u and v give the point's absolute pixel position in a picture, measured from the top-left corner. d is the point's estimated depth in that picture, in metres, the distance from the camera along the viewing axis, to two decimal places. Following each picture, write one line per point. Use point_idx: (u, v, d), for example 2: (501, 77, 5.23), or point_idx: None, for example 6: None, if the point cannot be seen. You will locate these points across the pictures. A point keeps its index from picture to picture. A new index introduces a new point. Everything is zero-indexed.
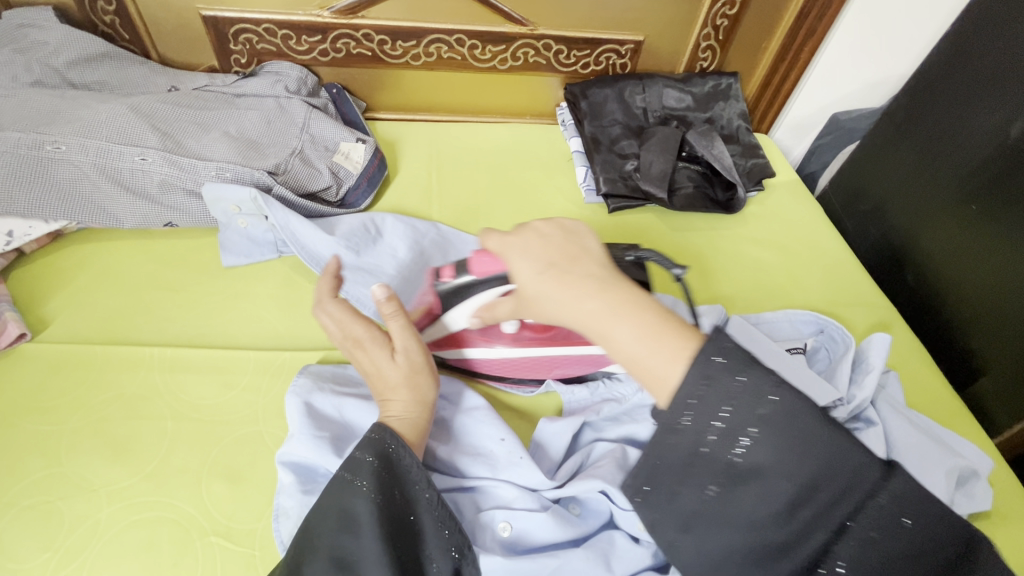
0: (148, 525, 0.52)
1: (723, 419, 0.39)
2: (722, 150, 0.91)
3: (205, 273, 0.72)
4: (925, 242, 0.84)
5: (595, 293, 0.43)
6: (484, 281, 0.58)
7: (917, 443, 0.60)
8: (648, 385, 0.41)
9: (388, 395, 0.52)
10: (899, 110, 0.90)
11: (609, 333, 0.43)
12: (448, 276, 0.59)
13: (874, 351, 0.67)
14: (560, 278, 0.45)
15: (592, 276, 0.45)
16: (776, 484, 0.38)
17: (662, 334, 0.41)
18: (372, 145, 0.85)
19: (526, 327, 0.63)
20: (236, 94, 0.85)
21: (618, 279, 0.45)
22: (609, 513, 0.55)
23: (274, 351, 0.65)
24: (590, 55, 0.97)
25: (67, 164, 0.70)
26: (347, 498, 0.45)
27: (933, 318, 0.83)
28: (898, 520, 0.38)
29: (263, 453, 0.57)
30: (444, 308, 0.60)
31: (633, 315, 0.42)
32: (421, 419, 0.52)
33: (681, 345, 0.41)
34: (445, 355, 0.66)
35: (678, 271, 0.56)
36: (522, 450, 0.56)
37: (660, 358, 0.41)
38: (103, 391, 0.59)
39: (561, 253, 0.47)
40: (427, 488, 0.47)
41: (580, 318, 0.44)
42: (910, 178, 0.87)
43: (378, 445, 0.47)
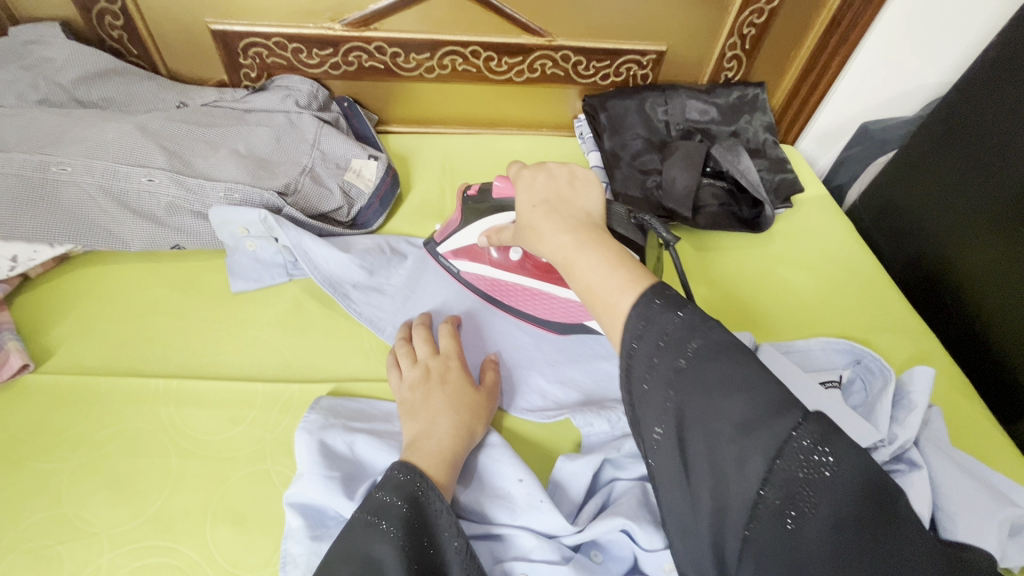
0: (148, 573, 0.49)
1: (658, 357, 0.39)
2: (749, 165, 0.85)
3: (212, 298, 0.69)
4: (966, 264, 0.80)
5: (569, 229, 0.47)
6: (502, 203, 0.65)
7: (967, 490, 0.56)
8: (600, 311, 0.43)
9: (437, 416, 0.53)
10: (938, 123, 0.84)
11: (574, 263, 0.46)
12: (475, 191, 0.68)
13: (917, 385, 0.63)
14: (546, 213, 0.50)
15: (577, 217, 0.49)
16: (705, 420, 0.36)
17: (621, 266, 0.44)
18: (385, 162, 0.82)
19: (531, 259, 0.70)
20: (245, 109, 0.82)
21: (595, 224, 0.49)
22: (633, 557, 0.52)
23: (283, 382, 0.62)
24: (610, 66, 0.94)
25: (73, 186, 0.68)
26: (373, 541, 0.41)
27: (974, 345, 0.78)
28: (819, 461, 0.34)
29: (270, 494, 0.54)
30: (465, 219, 0.70)
31: (601, 249, 0.45)
32: (456, 456, 0.51)
33: (638, 280, 0.43)
34: (458, 266, 0.73)
35: (670, 238, 0.59)
36: (542, 493, 0.52)
37: (612, 284, 0.43)
38: (107, 425, 0.57)
39: (558, 196, 0.52)
40: (456, 535, 0.44)
41: (551, 249, 0.48)
42: (950, 195, 0.82)
43: (407, 486, 0.45)
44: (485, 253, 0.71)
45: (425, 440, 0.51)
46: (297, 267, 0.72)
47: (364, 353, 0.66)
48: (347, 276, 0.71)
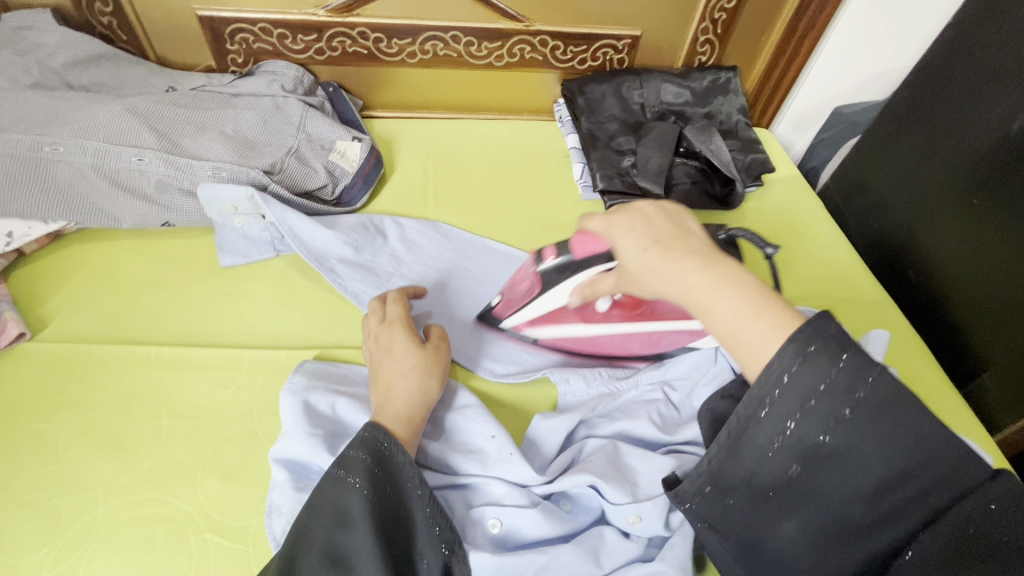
0: (142, 522, 0.52)
1: (815, 401, 0.39)
2: (721, 146, 0.90)
3: (202, 273, 0.72)
4: (925, 239, 0.84)
5: (698, 268, 0.45)
6: (587, 261, 0.59)
7: None
8: (748, 360, 0.42)
9: (394, 385, 0.55)
10: (901, 103, 0.88)
11: (710, 306, 0.43)
12: (551, 255, 0.61)
13: (872, 348, 0.66)
14: (667, 255, 0.47)
15: (688, 252, 0.46)
16: (868, 466, 0.39)
17: (764, 309, 0.42)
18: (368, 144, 0.84)
19: (617, 305, 0.65)
20: (233, 93, 0.85)
21: (719, 257, 0.46)
22: (600, 509, 0.55)
23: (270, 349, 0.65)
24: (587, 51, 0.97)
25: (66, 165, 0.71)
26: (340, 493, 0.45)
27: (933, 316, 0.82)
28: (993, 514, 0.38)
29: (256, 451, 0.57)
30: (546, 287, 0.62)
31: (733, 291, 0.43)
32: (417, 420, 0.53)
33: (780, 321, 0.41)
34: (536, 335, 0.68)
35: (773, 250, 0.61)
36: (512, 447, 0.55)
37: (759, 333, 0.41)
38: (101, 389, 0.60)
39: (667, 233, 0.49)
40: (419, 484, 0.48)
41: (680, 293, 0.45)
42: (911, 173, 0.86)
43: (371, 441, 0.48)
44: (565, 313, 0.66)
45: (385, 406, 0.53)
46: (283, 243, 0.75)
47: (348, 323, 0.69)
48: (333, 251, 0.74)
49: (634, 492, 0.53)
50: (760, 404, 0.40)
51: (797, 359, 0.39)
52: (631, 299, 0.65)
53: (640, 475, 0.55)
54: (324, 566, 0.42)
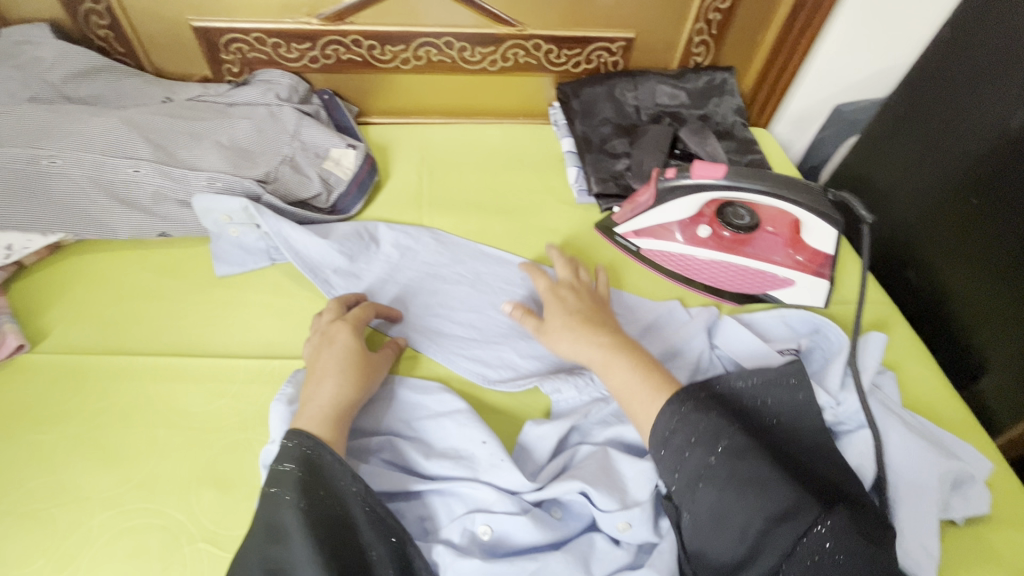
0: (136, 532, 0.53)
1: (690, 450, 0.50)
2: (716, 147, 0.88)
3: (198, 282, 0.73)
4: (924, 238, 0.83)
5: (599, 344, 0.61)
6: (702, 184, 0.70)
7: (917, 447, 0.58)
8: (635, 407, 0.56)
9: (323, 379, 0.56)
10: (899, 101, 0.87)
11: (604, 367, 0.59)
12: (672, 173, 0.73)
13: (868, 352, 0.66)
14: (579, 323, 0.63)
15: (597, 326, 0.63)
16: (732, 509, 0.47)
17: (647, 376, 0.57)
18: (363, 151, 0.85)
19: (718, 236, 0.78)
20: (228, 103, 0.86)
21: (616, 337, 0.62)
22: (591, 516, 0.55)
23: (265, 358, 0.66)
24: (581, 54, 0.97)
25: (63, 178, 0.72)
26: (273, 510, 0.45)
27: (934, 315, 0.81)
28: (830, 549, 0.43)
29: (251, 460, 0.58)
30: (661, 202, 0.75)
31: (627, 358, 0.59)
32: (337, 414, 0.53)
33: (660, 386, 0.56)
34: (638, 244, 0.80)
35: (868, 216, 0.66)
36: (503, 453, 0.56)
37: (646, 396, 0.55)
38: (98, 399, 0.61)
39: (577, 308, 0.66)
40: (352, 481, 0.49)
41: (580, 355, 0.62)
42: (911, 171, 0.85)
43: (297, 450, 0.49)
44: (669, 231, 0.78)
45: (307, 403, 0.54)
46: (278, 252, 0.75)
47: None
48: (328, 261, 0.74)
49: (625, 499, 0.54)
50: (658, 446, 0.51)
51: (678, 421, 0.51)
52: (731, 237, 0.77)
53: (631, 481, 0.55)
54: None
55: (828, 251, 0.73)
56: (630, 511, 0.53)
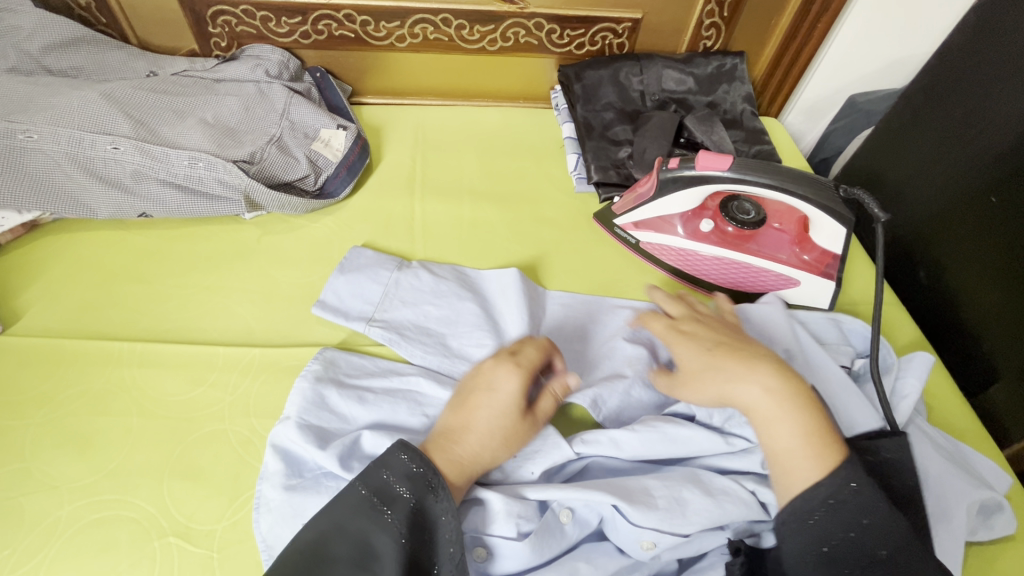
0: (105, 524, 0.51)
1: (857, 531, 0.43)
2: (723, 135, 0.85)
3: (180, 266, 0.70)
4: (939, 237, 0.79)
5: (764, 388, 0.49)
6: (705, 176, 0.67)
7: (938, 470, 0.56)
8: (790, 478, 0.47)
9: (470, 428, 0.52)
10: (919, 92, 0.82)
11: (765, 425, 0.49)
12: (675, 164, 0.69)
13: (911, 370, 0.61)
14: (728, 364, 0.51)
15: (752, 362, 0.51)
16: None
17: (819, 442, 0.47)
18: (354, 132, 0.81)
19: (721, 230, 0.74)
20: (215, 79, 0.82)
21: (790, 378, 0.50)
22: (598, 520, 0.53)
23: (245, 346, 0.63)
24: (585, 35, 0.92)
25: (39, 153, 0.69)
26: (371, 532, 0.45)
27: (945, 318, 0.78)
28: None
29: (226, 453, 0.56)
30: (661, 193, 0.71)
31: (802, 420, 0.48)
32: (473, 470, 0.50)
33: (828, 460, 0.46)
34: (638, 237, 0.77)
35: (881, 214, 0.62)
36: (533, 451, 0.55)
37: (801, 462, 0.47)
38: (71, 385, 0.59)
39: (735, 340, 0.54)
40: (456, 538, 0.46)
41: (737, 401, 0.50)
42: (930, 166, 0.81)
43: (420, 478, 0.47)
44: (670, 223, 0.74)
45: (444, 442, 0.51)
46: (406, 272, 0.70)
47: (327, 321, 0.66)
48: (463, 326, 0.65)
49: (659, 517, 0.50)
50: (812, 509, 0.45)
51: (847, 497, 0.44)
52: (736, 233, 0.74)
53: (660, 497, 0.51)
54: None
55: (836, 250, 0.69)
56: (660, 530, 0.49)
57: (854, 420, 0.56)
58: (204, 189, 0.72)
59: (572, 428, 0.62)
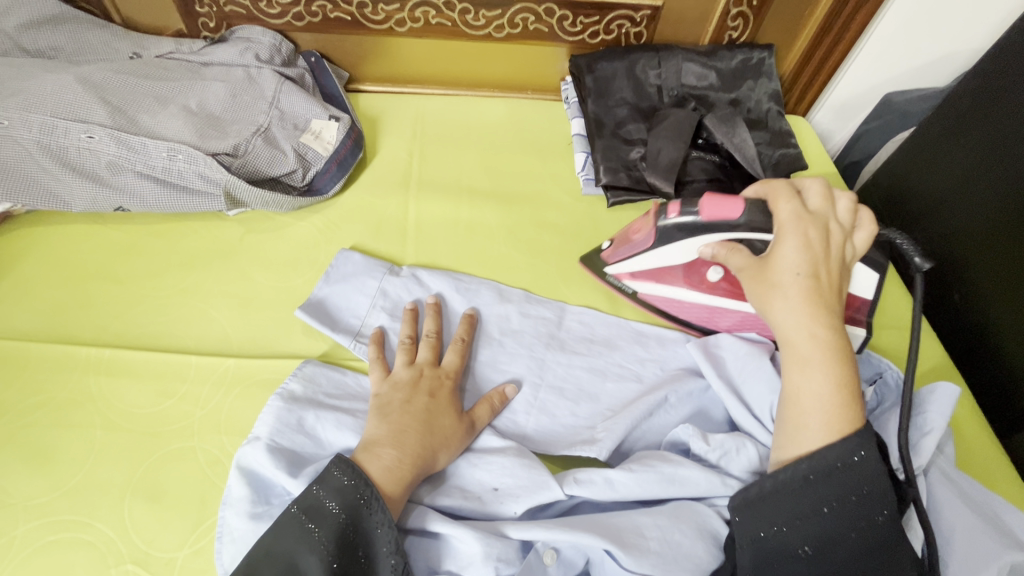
0: (60, 547, 0.48)
1: (858, 495, 0.44)
2: (745, 138, 0.78)
3: (157, 265, 0.66)
4: (978, 258, 0.72)
5: (826, 332, 0.49)
6: (712, 226, 0.59)
7: (966, 524, 0.50)
8: (803, 432, 0.47)
9: (411, 428, 0.51)
10: (965, 95, 0.74)
11: (800, 365, 0.49)
12: (675, 212, 0.60)
13: (936, 403, 0.56)
14: (810, 292, 0.51)
15: (827, 306, 0.51)
16: (850, 562, 0.43)
17: (844, 401, 0.47)
18: (347, 123, 0.76)
19: (728, 280, 0.62)
20: (202, 63, 0.78)
21: (843, 332, 0.50)
22: (585, 563, 0.48)
23: (219, 356, 0.59)
24: (599, 22, 0.85)
25: (10, 141, 0.65)
26: (298, 552, 0.42)
27: (979, 347, 0.71)
28: None
29: (193, 472, 0.52)
30: (660, 243, 0.62)
31: (836, 371, 0.48)
32: (409, 472, 0.48)
33: (851, 423, 0.46)
34: (635, 287, 0.67)
35: (925, 262, 0.55)
36: (519, 481, 0.51)
37: (825, 417, 0.46)
38: (33, 393, 0.55)
39: (824, 272, 0.52)
40: (393, 550, 0.44)
41: (786, 334, 0.50)
42: (972, 180, 0.73)
43: (348, 491, 0.45)
44: (671, 273, 0.64)
45: (376, 442, 0.49)
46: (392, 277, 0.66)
47: (308, 330, 0.62)
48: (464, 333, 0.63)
49: (651, 563, 0.45)
50: (818, 468, 0.45)
51: (858, 460, 0.45)
52: None
53: (653, 539, 0.47)
54: None
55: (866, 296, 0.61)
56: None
57: None
58: (185, 183, 0.68)
59: (563, 458, 0.57)
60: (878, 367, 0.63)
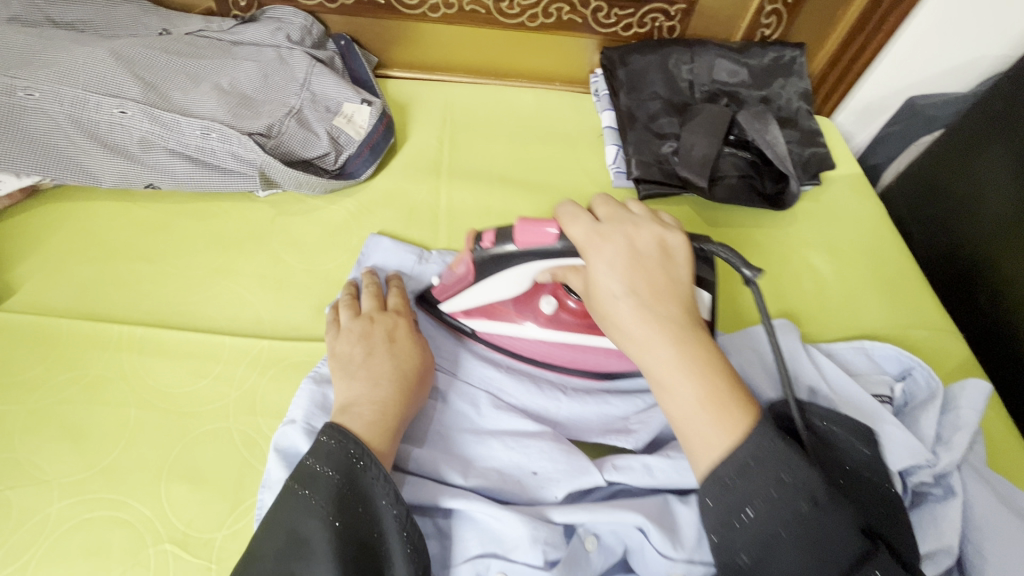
0: (96, 526, 0.47)
1: (779, 491, 0.38)
2: (778, 136, 0.77)
3: (187, 244, 0.65)
4: (1005, 260, 0.72)
5: (670, 343, 0.43)
6: (528, 253, 0.51)
7: (1003, 521, 0.51)
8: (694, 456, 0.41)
9: (377, 379, 0.51)
10: (997, 100, 0.75)
11: (662, 389, 0.43)
12: (489, 241, 0.52)
13: (966, 399, 0.57)
14: (640, 304, 0.45)
15: (668, 308, 0.45)
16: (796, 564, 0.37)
17: (720, 408, 0.41)
18: (379, 108, 0.75)
19: (565, 309, 0.60)
20: (233, 42, 0.76)
21: (695, 328, 0.45)
22: (624, 551, 0.48)
23: (254, 338, 0.59)
24: (634, 15, 0.85)
25: (41, 114, 0.64)
26: (299, 517, 0.41)
27: (1009, 349, 0.71)
28: None
29: (229, 452, 0.52)
30: (482, 276, 0.55)
31: (699, 382, 0.42)
32: (394, 423, 0.49)
33: (737, 429, 0.41)
34: (472, 326, 0.61)
35: (749, 273, 0.48)
36: (560, 468, 0.50)
37: (710, 432, 0.41)
38: (66, 369, 0.54)
39: (648, 277, 0.45)
40: (394, 501, 0.44)
41: (637, 362, 0.45)
42: (999, 186, 0.74)
43: (339, 453, 0.44)
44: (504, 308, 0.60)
45: (349, 405, 0.49)
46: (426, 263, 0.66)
47: None
48: None
49: (691, 548, 0.46)
50: (730, 470, 0.39)
51: (767, 450, 0.39)
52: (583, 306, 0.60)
53: (690, 526, 0.47)
54: None
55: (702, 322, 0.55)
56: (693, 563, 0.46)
57: (905, 455, 0.52)
58: (218, 162, 0.67)
59: (600, 447, 0.57)
60: (906, 364, 0.63)
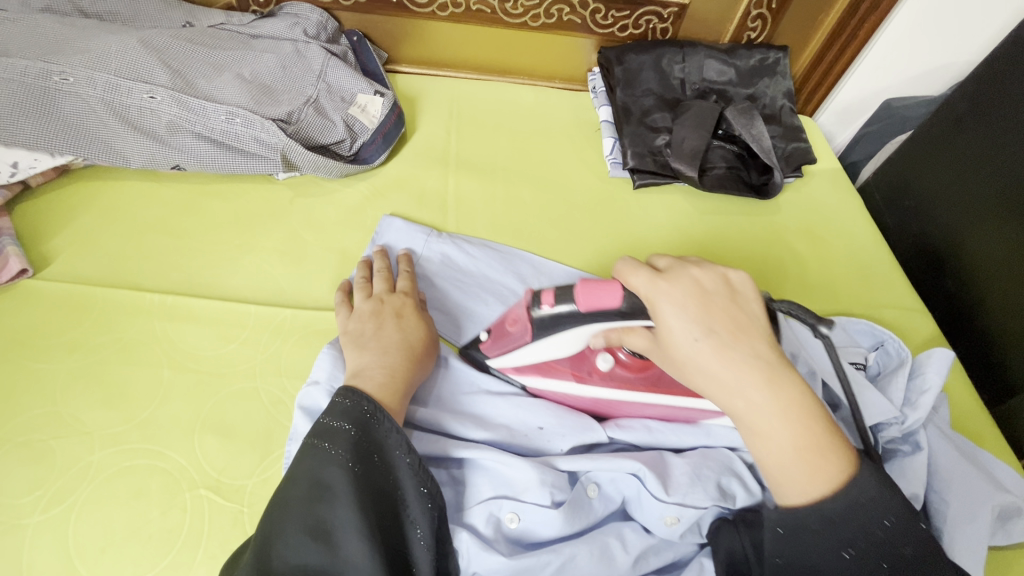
0: (135, 472, 0.51)
1: (874, 531, 0.40)
2: (762, 130, 0.83)
3: (211, 221, 0.69)
4: (970, 246, 0.79)
5: (762, 386, 0.42)
6: (597, 316, 0.49)
7: (962, 471, 0.56)
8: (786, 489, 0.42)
9: (386, 349, 0.54)
10: (962, 100, 0.81)
11: (755, 436, 0.42)
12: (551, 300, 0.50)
13: (933, 365, 0.62)
14: (721, 346, 0.42)
15: (753, 349, 0.43)
16: None
17: (813, 449, 0.41)
18: (391, 100, 0.79)
19: (620, 365, 0.55)
20: (252, 35, 0.81)
21: (783, 364, 0.43)
22: (623, 500, 0.52)
23: (276, 307, 0.63)
24: (629, 17, 0.91)
25: (74, 97, 0.67)
26: (318, 467, 0.44)
27: (974, 328, 0.78)
28: None
29: (257, 409, 0.56)
30: (539, 335, 0.53)
31: (794, 426, 0.41)
32: (400, 385, 0.52)
33: (835, 466, 0.41)
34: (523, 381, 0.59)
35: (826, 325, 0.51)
36: (563, 426, 0.55)
37: (805, 473, 0.41)
38: (101, 333, 0.58)
39: (727, 320, 0.44)
40: (407, 453, 0.47)
41: (721, 405, 0.44)
42: (966, 178, 0.80)
43: (354, 410, 0.47)
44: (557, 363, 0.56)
45: (361, 369, 0.52)
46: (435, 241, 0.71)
47: None
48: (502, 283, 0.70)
49: (682, 491, 0.50)
50: (818, 517, 0.41)
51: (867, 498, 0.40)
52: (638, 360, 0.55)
53: (680, 472, 0.51)
54: (309, 538, 0.41)
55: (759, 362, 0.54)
56: (685, 506, 0.49)
57: (874, 414, 0.58)
58: (241, 145, 0.71)
59: None
60: (879, 337, 0.69)
